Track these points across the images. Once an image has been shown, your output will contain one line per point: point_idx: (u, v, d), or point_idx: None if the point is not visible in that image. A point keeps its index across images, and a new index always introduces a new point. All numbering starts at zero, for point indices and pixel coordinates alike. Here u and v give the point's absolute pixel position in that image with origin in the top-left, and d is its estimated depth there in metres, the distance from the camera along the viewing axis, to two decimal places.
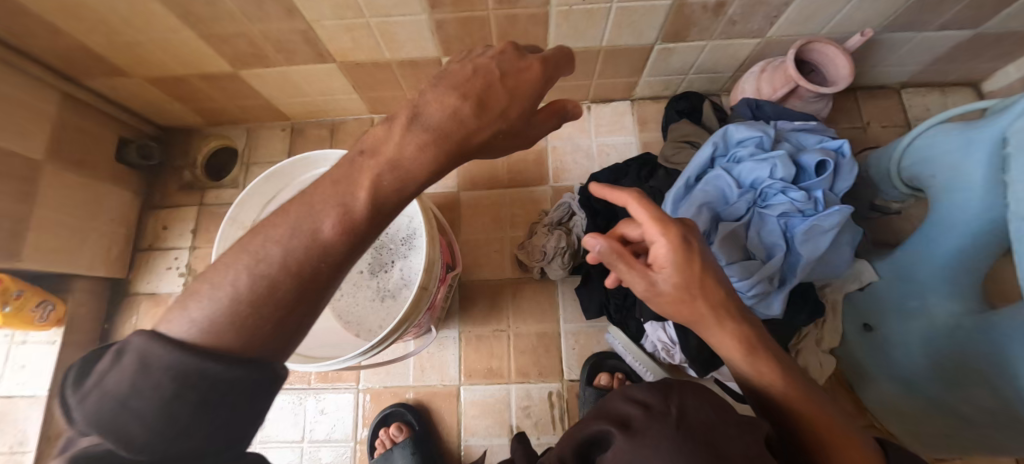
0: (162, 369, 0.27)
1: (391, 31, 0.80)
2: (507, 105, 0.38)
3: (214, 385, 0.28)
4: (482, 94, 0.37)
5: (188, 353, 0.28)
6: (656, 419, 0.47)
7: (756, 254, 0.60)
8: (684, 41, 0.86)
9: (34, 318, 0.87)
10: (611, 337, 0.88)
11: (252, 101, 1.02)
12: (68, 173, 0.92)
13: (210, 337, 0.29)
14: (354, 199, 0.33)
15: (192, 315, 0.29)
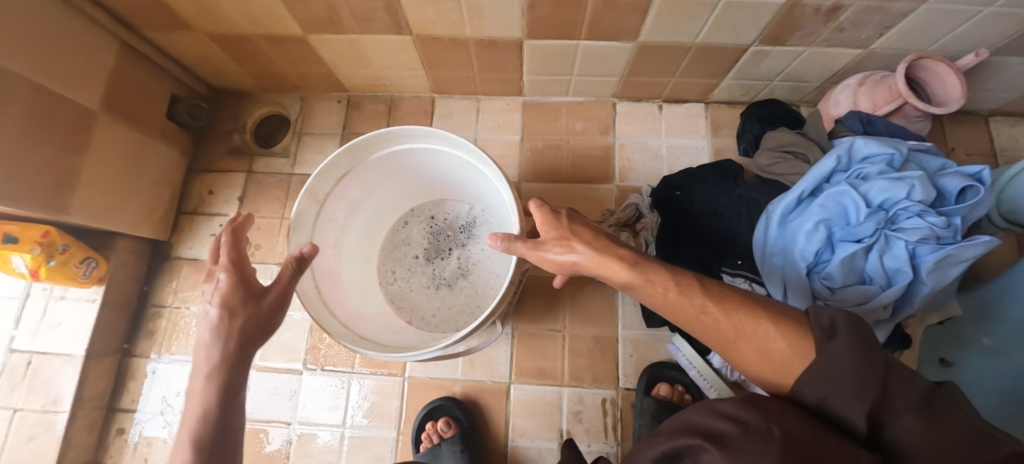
0: None
1: (480, 8, 0.75)
2: (251, 304, 0.52)
3: None
4: (230, 313, 0.51)
5: None
6: (758, 439, 0.38)
7: (875, 279, 0.58)
8: (783, 45, 0.81)
9: (76, 275, 0.84)
10: (675, 348, 0.85)
11: (311, 68, 0.97)
12: (121, 127, 0.88)
13: None
14: (192, 435, 0.47)
15: None
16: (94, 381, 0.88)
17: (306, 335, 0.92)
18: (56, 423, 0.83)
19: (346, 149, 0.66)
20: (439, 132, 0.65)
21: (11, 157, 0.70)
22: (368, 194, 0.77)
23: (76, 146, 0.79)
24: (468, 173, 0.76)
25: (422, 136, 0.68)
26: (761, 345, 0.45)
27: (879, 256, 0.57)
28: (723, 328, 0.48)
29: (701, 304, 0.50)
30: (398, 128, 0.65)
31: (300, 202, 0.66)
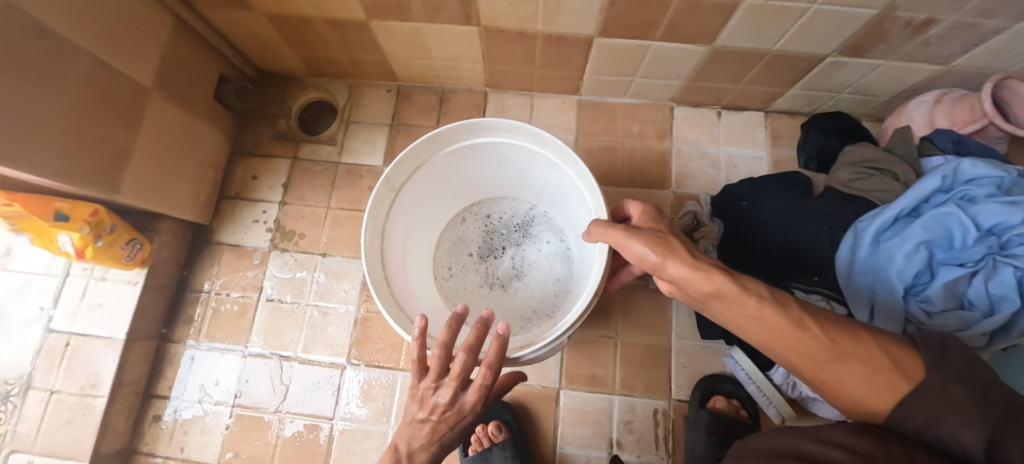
0: None
1: (558, 3, 0.72)
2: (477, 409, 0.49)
3: None
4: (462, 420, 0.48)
5: None
6: None
7: (978, 304, 0.60)
8: (862, 57, 0.79)
9: (121, 256, 0.81)
10: (733, 361, 0.84)
11: (365, 55, 0.94)
12: (171, 105, 0.85)
13: None
14: None
15: None
16: (133, 366, 0.85)
17: (351, 329, 0.90)
18: (94, 407, 0.80)
19: (427, 138, 0.65)
20: (525, 126, 0.63)
21: (65, 132, 0.67)
22: (435, 188, 0.75)
23: (127, 123, 0.76)
24: (540, 173, 0.74)
25: (503, 131, 0.66)
26: (864, 369, 0.38)
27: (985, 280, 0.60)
28: (810, 345, 0.41)
29: (798, 318, 0.42)
30: (483, 121, 0.64)
31: (376, 191, 0.64)
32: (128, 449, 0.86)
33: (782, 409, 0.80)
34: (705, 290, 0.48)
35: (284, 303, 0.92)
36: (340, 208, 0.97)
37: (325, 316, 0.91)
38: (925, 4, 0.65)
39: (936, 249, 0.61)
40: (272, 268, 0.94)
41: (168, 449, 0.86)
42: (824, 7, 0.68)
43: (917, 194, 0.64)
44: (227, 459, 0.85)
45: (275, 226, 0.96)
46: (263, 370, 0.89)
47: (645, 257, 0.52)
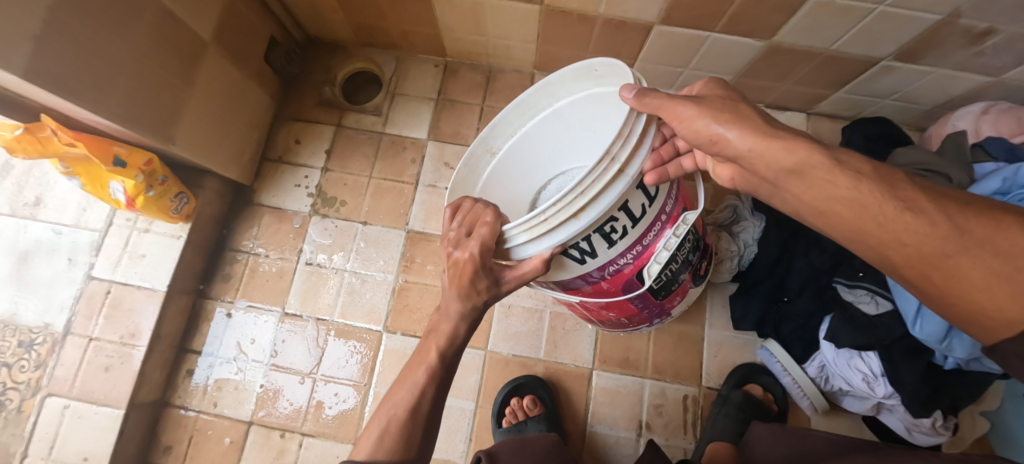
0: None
1: None
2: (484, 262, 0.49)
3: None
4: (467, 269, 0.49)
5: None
6: None
7: None
8: (915, 63, 0.80)
9: (169, 208, 0.81)
10: (768, 353, 0.84)
11: (418, 27, 0.94)
12: (225, 62, 0.84)
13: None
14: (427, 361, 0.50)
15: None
16: (171, 319, 0.86)
17: (389, 297, 0.91)
18: (133, 357, 0.81)
19: (514, 105, 0.67)
20: (586, 63, 0.61)
21: (132, 77, 0.67)
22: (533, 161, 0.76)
23: (186, 75, 0.76)
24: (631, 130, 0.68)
25: (574, 82, 0.65)
26: (992, 266, 0.30)
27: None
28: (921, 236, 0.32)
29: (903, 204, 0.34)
30: (553, 79, 0.64)
31: (476, 148, 0.67)
32: (161, 401, 0.87)
33: (816, 402, 0.80)
34: (785, 165, 0.40)
35: (322, 267, 0.93)
36: (382, 178, 0.98)
37: (363, 282, 0.92)
38: (990, 12, 0.66)
39: None
40: (312, 233, 0.94)
41: (201, 404, 0.86)
42: (890, 9, 0.69)
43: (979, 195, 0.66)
44: (259, 417, 0.85)
45: (317, 191, 0.97)
46: (300, 333, 0.89)
47: (706, 131, 0.45)
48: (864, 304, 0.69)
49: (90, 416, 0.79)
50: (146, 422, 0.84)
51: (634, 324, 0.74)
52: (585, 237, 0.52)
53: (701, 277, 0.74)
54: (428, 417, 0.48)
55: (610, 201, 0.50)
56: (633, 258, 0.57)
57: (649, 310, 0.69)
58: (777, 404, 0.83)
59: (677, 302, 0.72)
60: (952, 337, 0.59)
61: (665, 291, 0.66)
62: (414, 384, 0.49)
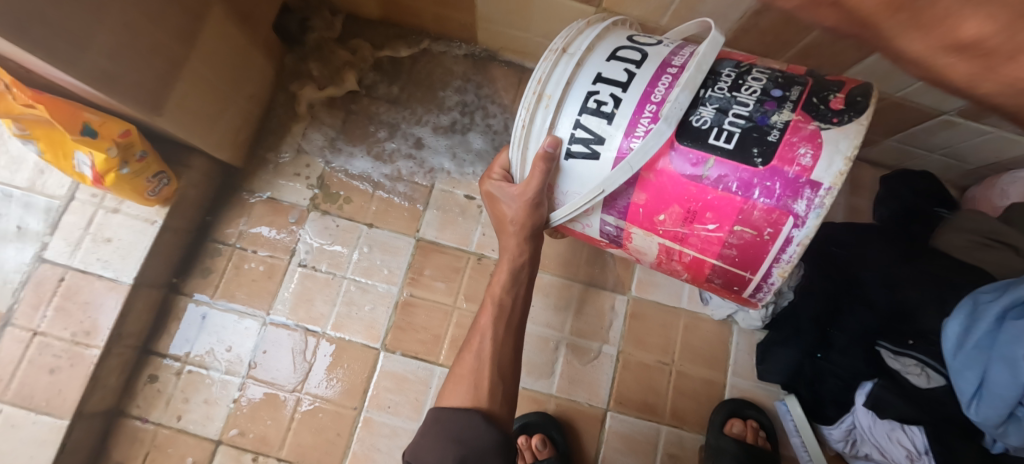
0: (442, 435, 0.52)
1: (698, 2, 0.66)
2: (487, 184, 0.63)
3: (467, 448, 0.51)
4: (487, 195, 0.64)
5: (445, 435, 0.52)
6: None
7: None
8: (980, 121, 0.76)
9: (145, 189, 0.69)
10: (785, 408, 0.79)
11: (453, 13, 0.84)
12: (231, 23, 0.73)
13: (451, 444, 0.51)
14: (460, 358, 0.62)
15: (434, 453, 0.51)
16: (136, 316, 0.74)
17: (391, 311, 0.81)
18: (86, 359, 0.69)
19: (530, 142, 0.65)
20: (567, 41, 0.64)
21: (120, 27, 0.56)
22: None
23: (185, 36, 0.65)
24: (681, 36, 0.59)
25: None
26: None
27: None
28: None
29: None
30: None
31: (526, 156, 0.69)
32: (115, 409, 0.75)
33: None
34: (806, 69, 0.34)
35: (318, 271, 0.82)
36: (393, 177, 0.87)
37: (362, 292, 0.82)
38: None
39: None
40: (309, 231, 0.84)
41: (162, 417, 0.75)
42: None
43: None
44: (229, 437, 0.75)
45: (318, 183, 0.86)
46: (286, 343, 0.79)
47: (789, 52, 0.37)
48: (914, 376, 0.65)
49: (27, 425, 0.66)
50: (94, 434, 0.72)
51: (770, 229, 0.50)
52: (576, 125, 0.54)
53: (845, 113, 0.48)
54: (483, 373, 0.57)
55: (565, 78, 0.54)
56: (653, 121, 0.50)
57: (765, 191, 0.48)
58: (768, 441, 0.79)
59: (812, 159, 0.47)
60: (1009, 421, 0.57)
61: (753, 150, 0.48)
62: (471, 366, 0.58)
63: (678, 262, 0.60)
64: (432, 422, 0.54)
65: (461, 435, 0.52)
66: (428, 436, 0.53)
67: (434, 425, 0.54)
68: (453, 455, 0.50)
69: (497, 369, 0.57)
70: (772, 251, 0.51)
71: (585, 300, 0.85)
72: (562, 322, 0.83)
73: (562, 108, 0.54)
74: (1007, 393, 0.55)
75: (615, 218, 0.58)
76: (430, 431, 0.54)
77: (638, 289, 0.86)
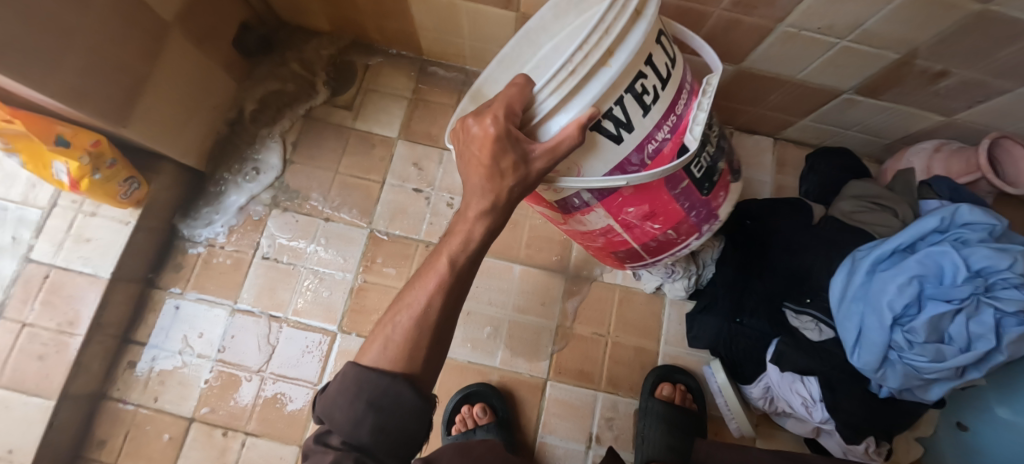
0: (360, 400, 0.37)
1: None
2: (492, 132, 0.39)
3: (387, 422, 0.38)
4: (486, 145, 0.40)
5: (361, 405, 0.37)
6: None
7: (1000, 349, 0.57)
8: (875, 98, 0.83)
9: (118, 193, 0.78)
10: (711, 372, 0.86)
11: (394, 23, 0.92)
12: (190, 43, 0.81)
13: (368, 421, 0.37)
14: None
15: (346, 422, 0.37)
16: (114, 307, 0.83)
17: (347, 296, 0.89)
18: (69, 346, 0.77)
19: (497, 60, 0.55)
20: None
21: (86, 50, 0.64)
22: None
23: (147, 55, 0.74)
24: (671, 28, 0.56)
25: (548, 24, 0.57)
26: None
27: (963, 353, 0.57)
28: None
29: None
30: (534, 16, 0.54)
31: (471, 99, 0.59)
32: (98, 392, 0.83)
33: (743, 426, 0.82)
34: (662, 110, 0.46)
35: (280, 262, 0.90)
36: (348, 175, 0.96)
37: (320, 280, 0.90)
38: (942, 54, 0.70)
39: (924, 285, 0.59)
40: (272, 226, 0.92)
41: (139, 398, 0.83)
42: (850, 44, 0.71)
43: (914, 230, 0.61)
44: (201, 414, 0.83)
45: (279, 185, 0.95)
46: (252, 328, 0.87)
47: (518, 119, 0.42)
48: (809, 331, 0.71)
49: (18, 406, 0.75)
50: (79, 415, 0.80)
51: (684, 237, 0.61)
52: (618, 100, 0.43)
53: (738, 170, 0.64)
54: (416, 338, 0.41)
55: (636, 43, 0.42)
56: (672, 133, 0.48)
57: (697, 213, 0.58)
58: (695, 402, 0.85)
59: (723, 201, 0.60)
60: (885, 366, 0.62)
61: (707, 182, 0.55)
62: (404, 317, 0.41)
63: (602, 239, 0.61)
64: (351, 378, 0.38)
65: (383, 403, 0.38)
66: (343, 395, 0.38)
67: (351, 384, 0.38)
68: (368, 423, 0.37)
69: (433, 334, 0.41)
70: (673, 248, 0.64)
71: (526, 279, 0.92)
72: (505, 301, 0.90)
73: (616, 81, 0.42)
74: (875, 339, 0.61)
75: (591, 197, 0.51)
76: (345, 392, 0.38)
77: (575, 267, 0.93)
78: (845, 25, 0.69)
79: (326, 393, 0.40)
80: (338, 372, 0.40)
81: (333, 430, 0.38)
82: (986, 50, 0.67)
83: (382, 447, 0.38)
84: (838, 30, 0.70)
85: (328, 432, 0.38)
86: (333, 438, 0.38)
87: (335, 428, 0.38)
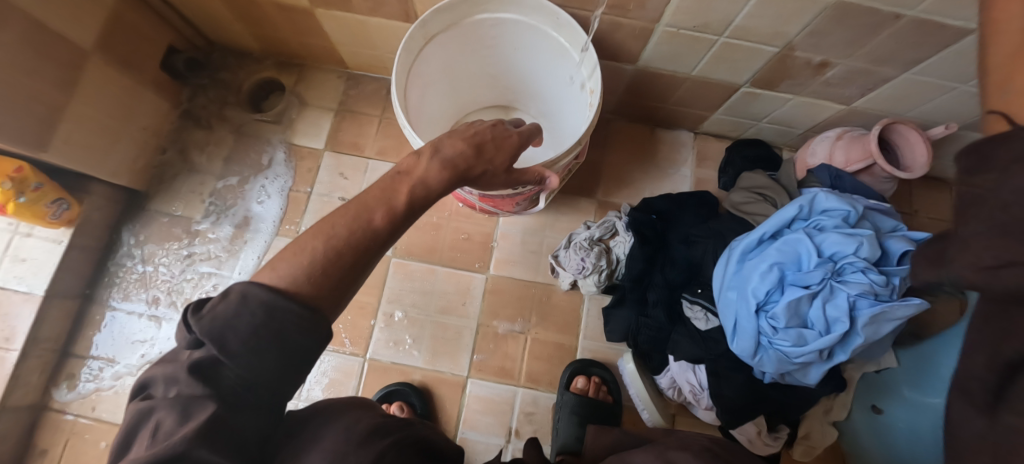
0: (265, 337, 0.30)
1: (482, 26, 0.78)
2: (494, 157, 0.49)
3: (295, 358, 0.32)
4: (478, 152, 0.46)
5: (266, 345, 0.30)
6: None
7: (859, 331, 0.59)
8: (772, 90, 0.85)
9: (46, 214, 0.82)
10: (623, 365, 0.88)
11: (313, 40, 0.96)
12: (113, 69, 0.86)
13: (272, 363, 0.31)
14: None
15: (243, 361, 0.30)
16: (51, 322, 0.87)
17: None
18: (5, 360, 0.82)
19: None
20: (537, 42, 0.79)
21: None
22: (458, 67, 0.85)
23: (65, 83, 0.78)
24: (576, 77, 0.79)
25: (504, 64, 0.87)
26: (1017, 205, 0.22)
27: (823, 336, 0.59)
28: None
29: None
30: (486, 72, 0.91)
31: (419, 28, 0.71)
32: (41, 404, 0.88)
33: (653, 417, 0.84)
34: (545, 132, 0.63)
35: (210, 273, 0.95)
36: (277, 187, 1.00)
37: None
38: (817, 45, 0.71)
39: (783, 272, 0.61)
40: (202, 239, 0.97)
41: (78, 408, 0.88)
42: (729, 40, 0.73)
43: (776, 219, 0.64)
44: None
45: (210, 199, 0.99)
46: None
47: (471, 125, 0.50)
48: (698, 320, 0.74)
49: None
50: (21, 425, 0.85)
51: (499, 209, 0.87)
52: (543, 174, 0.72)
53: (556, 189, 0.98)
54: (340, 267, 0.33)
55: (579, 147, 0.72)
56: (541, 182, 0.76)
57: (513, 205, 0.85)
58: (611, 395, 0.88)
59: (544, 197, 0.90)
60: (760, 352, 0.63)
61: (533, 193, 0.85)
62: (322, 248, 0.33)
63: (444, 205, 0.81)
64: (252, 301, 0.30)
65: (294, 341, 0.31)
66: (243, 319, 0.30)
67: (251, 311, 0.30)
68: (271, 361, 0.31)
69: (359, 268, 0.34)
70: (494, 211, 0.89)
71: (448, 280, 0.95)
72: (427, 302, 0.94)
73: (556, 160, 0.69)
74: (747, 327, 0.62)
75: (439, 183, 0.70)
76: (244, 320, 0.30)
77: (495, 267, 0.96)
78: (718, 22, 0.71)
79: (214, 310, 0.30)
80: (235, 287, 0.31)
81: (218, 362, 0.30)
82: (858, 39, 0.68)
83: (270, 393, 0.32)
84: (714, 27, 0.72)
85: (211, 357, 0.31)
86: (223, 370, 0.31)
87: (223, 359, 0.30)
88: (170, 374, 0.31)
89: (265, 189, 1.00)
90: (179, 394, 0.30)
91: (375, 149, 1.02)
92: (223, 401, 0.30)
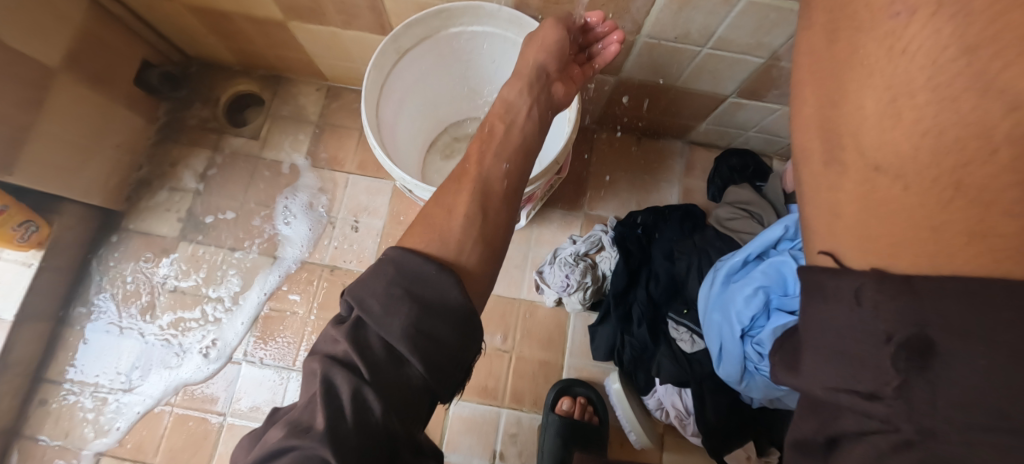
0: (398, 289, 0.36)
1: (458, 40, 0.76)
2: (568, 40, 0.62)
3: (425, 313, 0.35)
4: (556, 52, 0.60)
5: (398, 298, 0.35)
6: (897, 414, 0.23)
7: None
8: (758, 100, 0.82)
9: (14, 237, 0.80)
10: (610, 384, 0.86)
11: (289, 53, 0.94)
12: (83, 86, 0.83)
13: (405, 316, 0.35)
14: None
15: (382, 315, 0.35)
16: (22, 346, 0.85)
17: (251, 324, 0.91)
18: None
19: (436, 11, 0.68)
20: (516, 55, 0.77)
21: None
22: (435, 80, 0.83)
23: (29, 103, 0.75)
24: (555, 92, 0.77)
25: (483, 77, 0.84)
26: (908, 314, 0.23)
27: None
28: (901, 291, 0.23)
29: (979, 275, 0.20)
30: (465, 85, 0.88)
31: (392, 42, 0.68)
32: (13, 430, 0.86)
33: (641, 438, 0.82)
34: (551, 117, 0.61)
35: (186, 293, 0.93)
36: (254, 202, 0.97)
37: (227, 309, 0.92)
38: None
39: (768, 296, 0.59)
40: (177, 257, 0.95)
41: (53, 434, 0.86)
42: (712, 50, 0.71)
43: (761, 239, 0.62)
44: (111, 449, 0.85)
45: (186, 215, 0.97)
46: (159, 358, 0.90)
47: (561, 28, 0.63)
48: (684, 341, 0.72)
49: None
50: None
51: None
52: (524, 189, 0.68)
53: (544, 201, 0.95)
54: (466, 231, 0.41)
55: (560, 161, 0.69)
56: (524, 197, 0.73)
57: None
58: (596, 415, 0.85)
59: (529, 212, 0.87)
60: (747, 378, 0.61)
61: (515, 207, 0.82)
62: (442, 206, 0.43)
63: None
64: (392, 264, 0.38)
65: (422, 292, 0.36)
66: (381, 274, 0.37)
67: (389, 268, 0.37)
68: (406, 313, 0.35)
69: (492, 232, 0.43)
70: None
71: None
72: None
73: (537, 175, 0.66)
74: (732, 351, 0.60)
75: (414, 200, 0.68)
76: (384, 272, 0.37)
77: None
78: (700, 33, 0.68)
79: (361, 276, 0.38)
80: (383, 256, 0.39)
81: (368, 324, 0.35)
82: None
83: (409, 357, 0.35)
84: (696, 38, 0.69)
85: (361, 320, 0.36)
86: (368, 333, 0.35)
87: (367, 315, 0.35)
88: (331, 338, 0.37)
89: (290, 209, 0.97)
90: (337, 353, 0.35)
91: (355, 163, 1.00)
92: (371, 359, 0.34)
